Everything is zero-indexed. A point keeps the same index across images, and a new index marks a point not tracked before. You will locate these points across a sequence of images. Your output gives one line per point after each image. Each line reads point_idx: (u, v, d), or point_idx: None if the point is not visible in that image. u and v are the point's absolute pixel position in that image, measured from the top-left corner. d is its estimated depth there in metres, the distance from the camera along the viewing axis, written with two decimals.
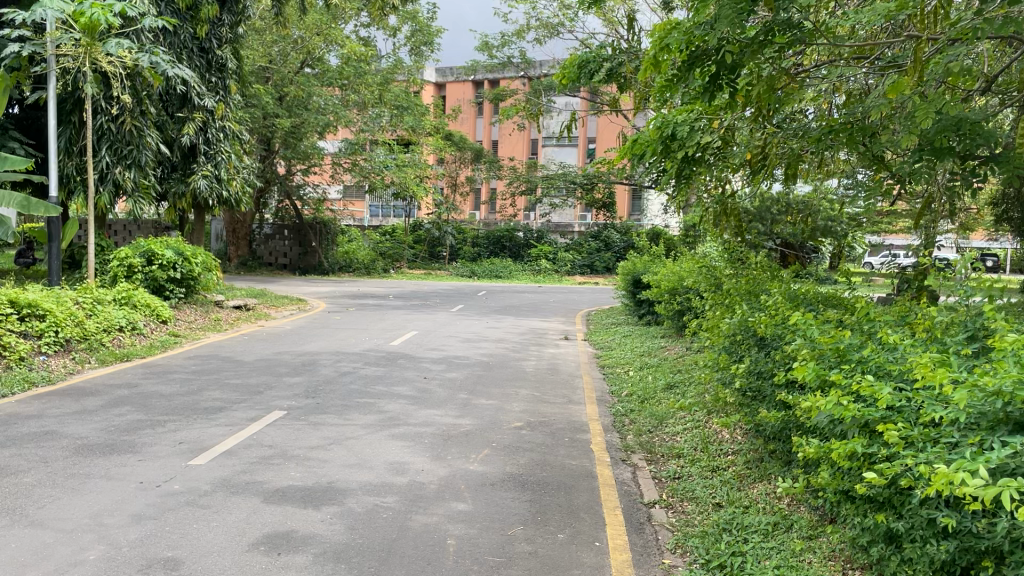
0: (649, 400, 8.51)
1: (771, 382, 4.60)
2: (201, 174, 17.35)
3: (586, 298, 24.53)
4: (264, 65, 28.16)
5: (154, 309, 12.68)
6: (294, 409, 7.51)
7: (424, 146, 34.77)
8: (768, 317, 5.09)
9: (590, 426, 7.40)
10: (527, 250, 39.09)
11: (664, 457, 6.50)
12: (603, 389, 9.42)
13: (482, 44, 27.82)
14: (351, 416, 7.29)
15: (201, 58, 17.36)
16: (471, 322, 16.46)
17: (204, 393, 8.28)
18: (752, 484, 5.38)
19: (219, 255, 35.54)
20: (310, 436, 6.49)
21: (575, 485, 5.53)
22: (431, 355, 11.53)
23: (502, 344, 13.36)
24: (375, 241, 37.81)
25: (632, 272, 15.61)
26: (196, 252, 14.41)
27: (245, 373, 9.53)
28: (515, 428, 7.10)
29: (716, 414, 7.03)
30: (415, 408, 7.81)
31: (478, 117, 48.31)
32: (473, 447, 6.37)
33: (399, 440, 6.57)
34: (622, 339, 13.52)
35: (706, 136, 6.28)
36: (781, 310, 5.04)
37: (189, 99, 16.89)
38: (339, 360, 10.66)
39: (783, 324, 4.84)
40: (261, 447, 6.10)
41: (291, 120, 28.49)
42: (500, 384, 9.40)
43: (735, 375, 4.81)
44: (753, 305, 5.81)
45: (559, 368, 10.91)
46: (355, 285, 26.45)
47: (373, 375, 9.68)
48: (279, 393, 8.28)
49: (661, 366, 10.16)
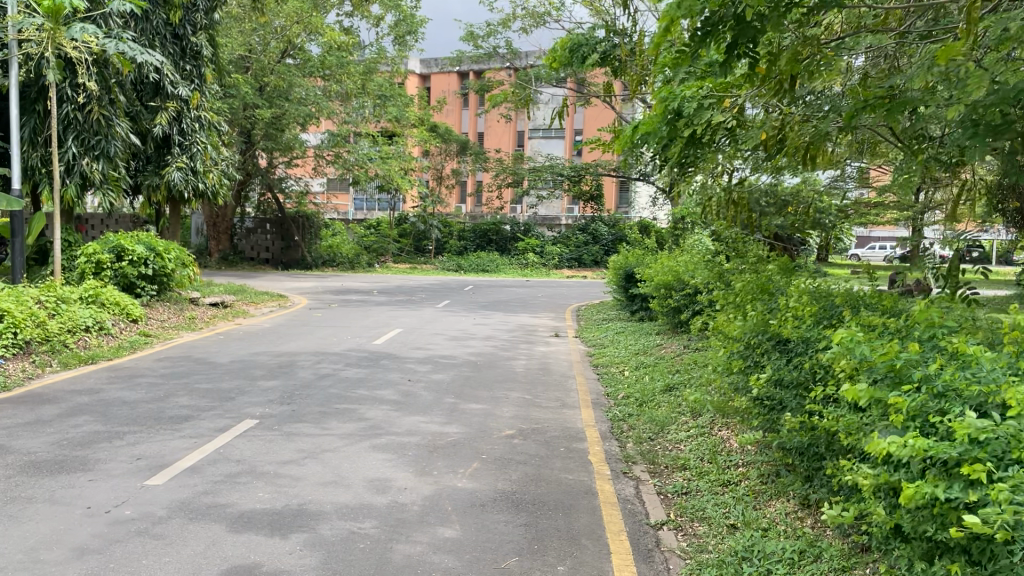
0: (649, 404, 8.01)
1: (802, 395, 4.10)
2: (176, 165, 16.68)
3: (575, 292, 24.08)
4: (244, 55, 27.36)
5: (124, 308, 12.08)
6: (267, 417, 6.94)
7: (408, 138, 34.14)
8: (792, 318, 4.60)
9: (586, 434, 6.89)
10: (514, 244, 38.55)
11: (668, 468, 6.01)
12: (598, 391, 8.90)
13: (467, 34, 27.20)
14: (329, 425, 6.73)
15: (174, 45, 16.70)
16: (457, 318, 15.91)
17: (171, 399, 7.70)
18: (769, 504, 4.90)
19: (199, 250, 34.80)
20: (283, 449, 5.93)
21: (574, 504, 5.01)
22: (417, 354, 10.98)
23: (491, 341, 12.83)
24: (359, 235, 37.12)
25: (624, 266, 15.10)
26: (170, 247, 13.79)
27: (218, 376, 8.95)
28: (506, 437, 6.57)
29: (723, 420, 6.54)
30: (398, 414, 7.26)
31: (463, 108, 47.70)
32: (462, 460, 5.84)
33: (381, 452, 6.02)
34: (615, 336, 13.01)
35: (717, 116, 5.78)
36: (807, 311, 4.53)
37: (163, 88, 16.25)
38: (318, 361, 10.08)
39: (812, 327, 4.33)
40: (227, 463, 5.55)
41: (272, 111, 27.83)
42: (490, 386, 8.86)
43: (756, 384, 4.32)
44: (769, 304, 5.32)
45: (551, 368, 10.39)
46: (337, 280, 25.86)
47: (354, 377, 9.12)
48: (252, 398, 7.71)
49: (659, 366, 9.65)
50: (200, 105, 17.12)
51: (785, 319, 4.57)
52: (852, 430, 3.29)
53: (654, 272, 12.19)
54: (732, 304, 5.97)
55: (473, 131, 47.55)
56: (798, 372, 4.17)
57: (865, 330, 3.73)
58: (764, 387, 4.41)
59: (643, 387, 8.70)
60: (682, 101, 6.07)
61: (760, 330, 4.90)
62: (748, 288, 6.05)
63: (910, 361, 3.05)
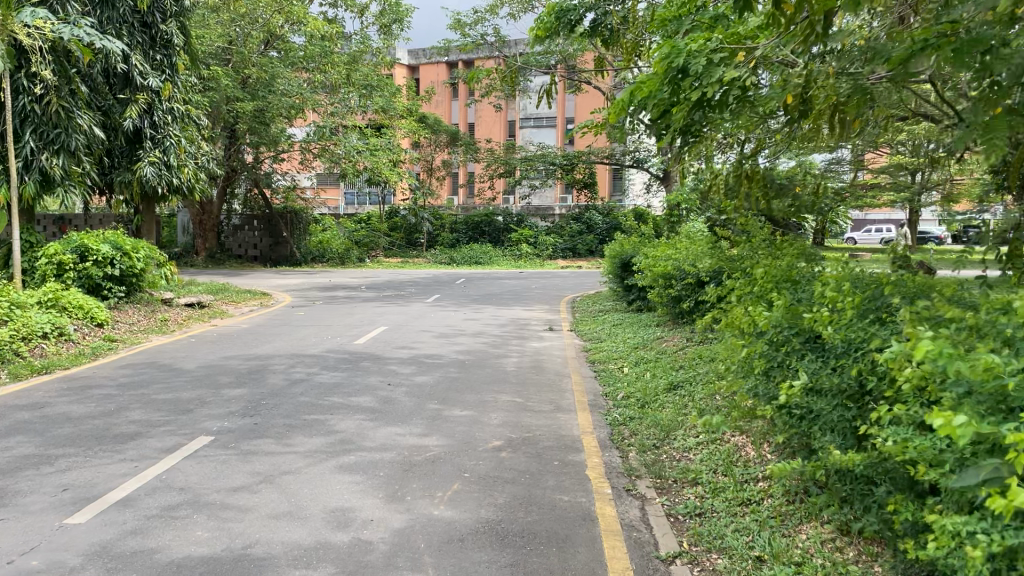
0: (651, 407, 7.25)
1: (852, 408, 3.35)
2: (147, 160, 15.86)
3: (569, 283, 23.37)
4: (222, 46, 26.50)
5: (88, 311, 11.32)
6: (225, 433, 6.18)
7: (397, 129, 33.36)
8: (828, 310, 3.86)
9: (583, 444, 6.13)
10: (507, 235, 37.78)
11: (677, 483, 5.26)
12: (595, 391, 8.16)
13: (455, 22, 26.36)
14: (293, 440, 5.98)
15: (143, 33, 15.80)
16: (447, 314, 15.14)
17: (121, 413, 6.93)
18: (799, 530, 4.14)
19: (185, 249, 33.98)
20: (235, 472, 5.17)
21: (569, 535, 4.26)
22: (401, 354, 10.22)
23: (480, 338, 12.07)
24: (349, 230, 36.26)
25: (620, 255, 14.37)
26: (138, 245, 12.98)
27: (180, 385, 8.19)
28: (493, 451, 5.81)
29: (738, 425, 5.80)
30: (374, 425, 6.50)
31: (454, 98, 46.84)
32: (440, 480, 5.08)
33: (348, 472, 5.26)
34: (611, 329, 12.27)
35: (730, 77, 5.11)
36: (850, 302, 3.78)
37: (132, 79, 15.45)
38: (293, 366, 9.32)
39: (856, 324, 3.59)
40: (168, 493, 4.79)
41: (255, 104, 27.00)
42: (477, 389, 8.09)
43: (789, 391, 3.57)
44: (799, 295, 4.57)
45: (545, 365, 9.67)
46: (325, 276, 25.09)
47: (331, 382, 8.37)
48: (212, 410, 6.95)
49: (662, 361, 8.90)
50: (172, 96, 16.31)
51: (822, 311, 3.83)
52: (937, 464, 2.56)
53: (651, 260, 11.45)
54: (749, 293, 5.22)
55: (464, 122, 46.75)
56: (841, 378, 3.44)
57: (936, 329, 2.99)
58: (798, 396, 3.67)
59: (648, 385, 7.95)
60: (689, 61, 5.43)
61: (789, 326, 4.16)
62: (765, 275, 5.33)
63: (1022, 381, 2.33)
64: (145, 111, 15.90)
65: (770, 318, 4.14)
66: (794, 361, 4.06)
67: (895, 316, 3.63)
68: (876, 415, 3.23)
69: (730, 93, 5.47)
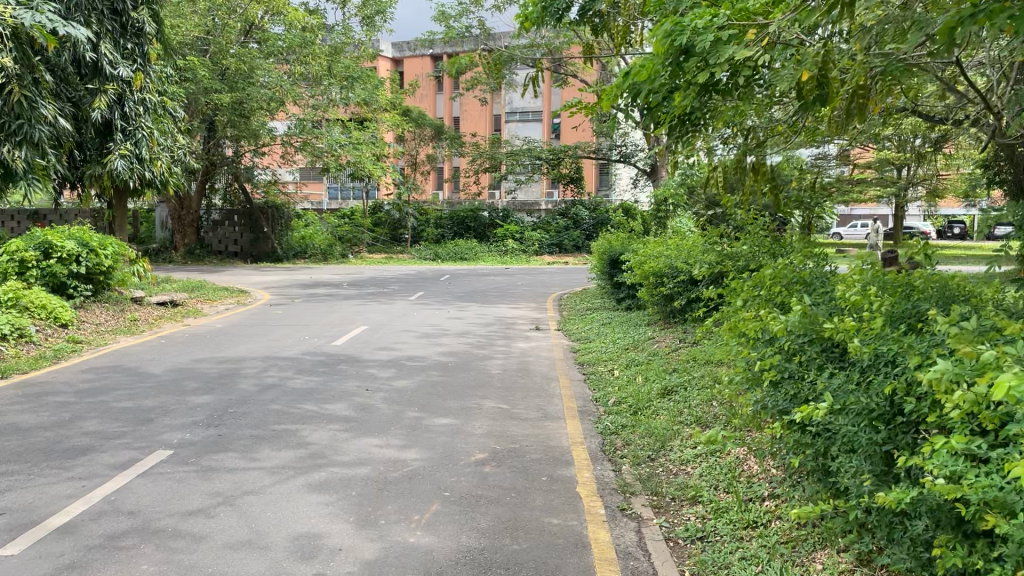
0: (644, 414, 6.83)
1: (887, 431, 2.93)
2: (119, 153, 15.29)
3: (556, 279, 22.92)
4: (198, 36, 25.92)
5: (51, 311, 10.78)
6: (186, 446, 5.71)
7: (381, 123, 32.80)
8: (853, 317, 3.45)
9: (574, 457, 5.71)
10: (493, 231, 37.29)
11: (676, 501, 4.85)
12: (585, 396, 7.74)
13: (439, 14, 25.83)
14: (260, 454, 5.51)
15: (113, 21, 15.24)
16: (430, 312, 14.67)
17: (77, 423, 6.43)
18: (814, 559, 3.71)
19: (163, 245, 33.24)
20: (192, 493, 4.71)
21: (561, 566, 3.84)
22: (381, 356, 9.74)
23: (465, 338, 11.62)
24: (332, 226, 35.61)
25: (609, 251, 13.98)
26: (106, 241, 12.42)
27: (145, 391, 7.69)
28: (477, 465, 5.37)
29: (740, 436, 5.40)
30: (348, 436, 6.04)
31: (438, 92, 46.30)
32: (417, 501, 4.64)
33: (318, 491, 4.81)
34: (600, 328, 11.85)
35: (741, 53, 4.96)
36: (880, 310, 3.38)
37: (102, 69, 14.89)
38: (267, 370, 8.83)
39: (888, 334, 3.19)
40: (115, 518, 4.33)
41: (234, 96, 26.28)
42: (460, 395, 7.64)
43: (811, 411, 3.16)
44: (815, 300, 4.18)
45: (532, 368, 9.24)
46: (307, 273, 24.53)
47: (305, 388, 7.89)
48: (174, 420, 6.46)
49: (655, 363, 8.48)
50: (144, 85, 15.77)
51: (846, 318, 3.43)
52: (1007, 507, 2.16)
53: (642, 257, 11.05)
54: (754, 295, 4.82)
55: (449, 116, 46.11)
56: (871, 397, 3.03)
57: (991, 344, 2.59)
58: (820, 414, 3.25)
59: (640, 390, 7.53)
60: (695, 38, 5.34)
61: (805, 334, 3.77)
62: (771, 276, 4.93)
63: None
64: (115, 102, 15.34)
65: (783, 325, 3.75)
66: (811, 373, 3.65)
67: (932, 326, 3.23)
68: (919, 443, 2.81)
69: (740, 71, 5.25)
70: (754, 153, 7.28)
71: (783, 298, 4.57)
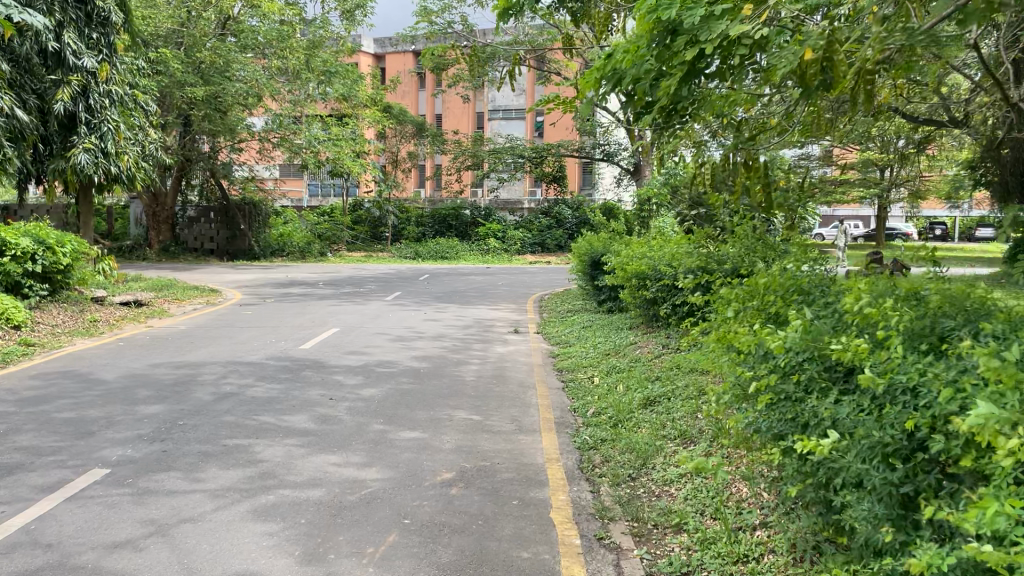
0: (625, 426, 6.41)
1: (908, 472, 2.54)
2: (82, 147, 14.65)
3: (538, 280, 22.49)
4: (173, 29, 25.35)
5: (3, 312, 10.19)
6: (125, 464, 5.22)
7: (361, 119, 32.24)
8: (864, 334, 3.06)
9: (549, 476, 5.28)
10: (474, 229, 36.79)
11: (659, 528, 4.44)
12: (563, 406, 7.31)
13: (421, 9, 25.25)
14: (205, 475, 5.04)
15: (77, 9, 14.61)
16: (406, 314, 14.20)
17: (10, 437, 5.92)
18: None
19: (137, 241, 32.53)
20: (121, 522, 4.23)
21: None
22: (349, 362, 9.28)
23: (440, 342, 11.17)
24: (312, 224, 34.95)
25: (590, 252, 13.55)
26: (64, 238, 11.85)
27: (92, 400, 7.17)
28: (442, 487, 4.92)
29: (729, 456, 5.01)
30: (304, 453, 5.58)
31: (420, 89, 45.77)
32: (373, 530, 4.19)
33: (264, 518, 4.35)
34: (581, 331, 11.45)
35: (735, 29, 4.49)
36: (894, 328, 2.98)
37: (66, 59, 14.29)
38: (227, 376, 8.34)
39: (907, 357, 2.79)
40: (30, 552, 3.85)
41: (209, 90, 25.59)
42: (429, 405, 7.18)
43: (816, 447, 2.76)
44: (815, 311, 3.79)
45: (508, 374, 8.81)
46: (283, 271, 23.94)
47: (265, 398, 7.42)
48: (118, 434, 5.97)
49: (638, 370, 8.08)
50: (111, 77, 15.18)
51: (854, 338, 3.03)
52: None
53: (622, 258, 10.67)
54: (746, 303, 4.42)
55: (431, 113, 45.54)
56: (888, 430, 2.63)
57: None
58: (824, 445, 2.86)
59: (623, 399, 7.13)
60: (683, 13, 4.87)
61: (806, 351, 3.35)
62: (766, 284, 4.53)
63: None
64: (79, 94, 14.72)
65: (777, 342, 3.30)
66: (813, 397, 3.25)
67: (955, 349, 2.85)
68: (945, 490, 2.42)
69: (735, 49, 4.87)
70: (744, 147, 6.82)
71: (777, 310, 4.16)
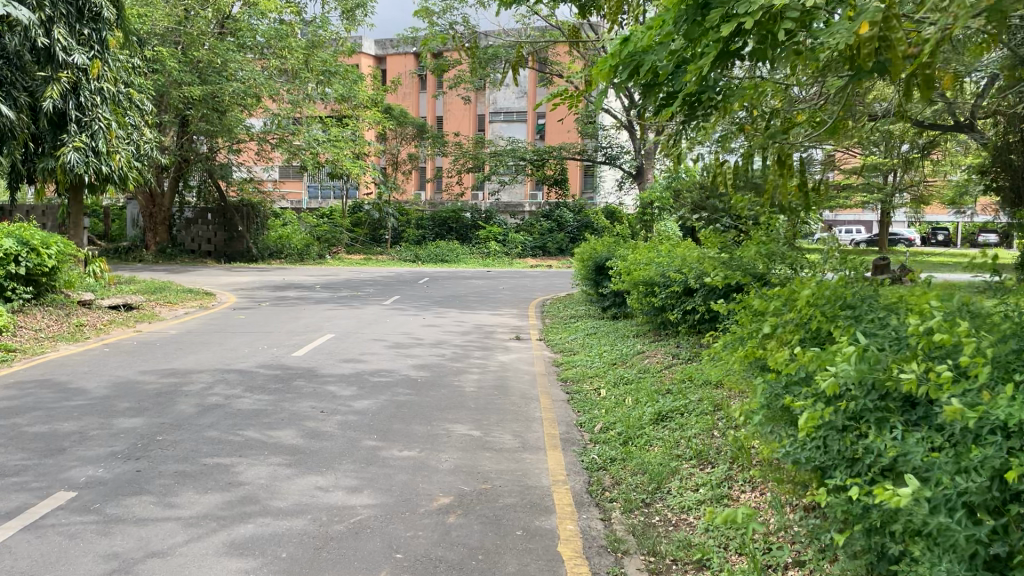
0: (636, 444, 5.98)
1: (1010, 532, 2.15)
2: (71, 145, 14.20)
3: (539, 284, 22.06)
4: (169, 27, 25.01)
5: None
6: (94, 486, 4.80)
7: (362, 121, 31.81)
8: (944, 361, 2.65)
9: (556, 501, 4.84)
10: (475, 232, 36.38)
11: (680, 563, 4.01)
12: (568, 420, 6.87)
13: (422, 9, 24.87)
14: (180, 499, 4.62)
15: (67, 4, 14.17)
16: (404, 319, 13.79)
17: None
18: None
19: (134, 243, 32.16)
20: (82, 557, 3.81)
21: None
22: (344, 371, 8.85)
23: (439, 349, 10.75)
24: (311, 226, 34.50)
25: (595, 257, 13.11)
26: (50, 239, 11.45)
27: (69, 412, 6.76)
28: (440, 515, 4.50)
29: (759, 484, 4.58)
30: (290, 474, 5.15)
31: (421, 91, 45.38)
32: (362, 567, 3.77)
33: (242, 550, 3.93)
34: (585, 339, 11.02)
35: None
36: (979, 354, 2.58)
37: (56, 55, 13.86)
38: (215, 386, 7.93)
39: (999, 392, 2.40)
40: None
41: (206, 89, 25.19)
42: (427, 418, 6.76)
43: (890, 495, 2.36)
44: (864, 327, 3.37)
45: (510, 385, 8.38)
46: (280, 274, 23.55)
47: (252, 411, 7.00)
48: (91, 450, 5.56)
49: (647, 382, 7.66)
50: (102, 74, 14.76)
51: (927, 366, 2.61)
52: None
53: (629, 263, 10.24)
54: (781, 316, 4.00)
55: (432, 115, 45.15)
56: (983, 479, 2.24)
57: None
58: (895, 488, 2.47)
59: (632, 413, 6.70)
60: None
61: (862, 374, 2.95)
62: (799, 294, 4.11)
63: None
64: (70, 91, 14.29)
65: (828, 367, 2.87)
66: (868, 430, 2.83)
67: None
68: None
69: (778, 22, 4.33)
70: (774, 143, 6.35)
71: (819, 323, 3.75)
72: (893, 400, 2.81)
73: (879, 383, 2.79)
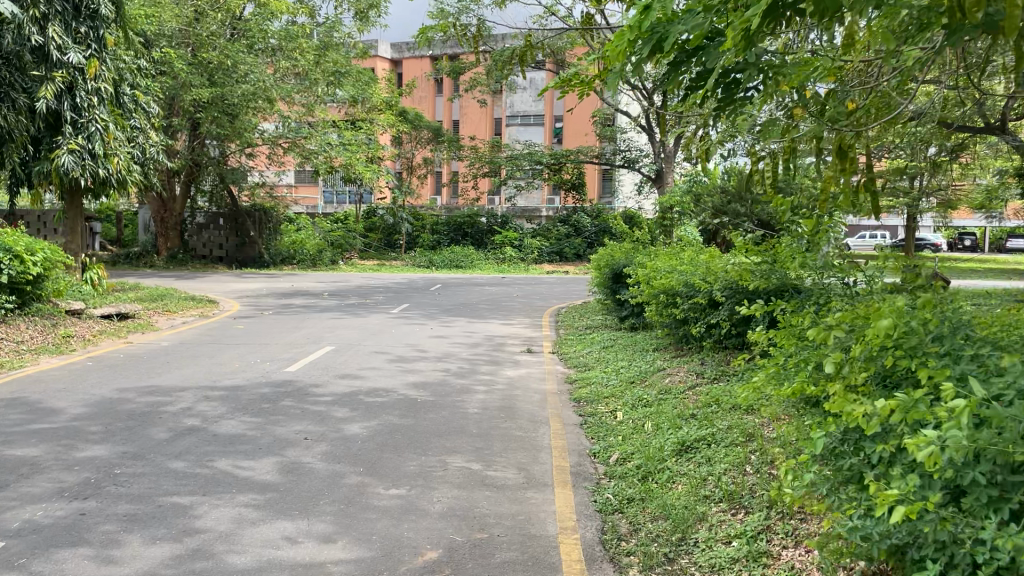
0: (658, 480, 5.25)
1: None
2: (66, 147, 13.69)
3: (555, 291, 21.30)
4: (179, 28, 24.56)
5: None
6: (25, 536, 4.16)
7: (376, 124, 31.31)
8: None
9: (565, 555, 4.15)
10: (491, 237, 35.65)
11: None
12: (579, 450, 6.12)
13: (436, 10, 24.25)
14: (120, 552, 3.97)
15: (64, 2, 13.67)
16: (411, 329, 13.11)
17: None
18: None
19: (145, 248, 31.80)
20: None
21: None
22: (338, 389, 8.17)
23: (444, 363, 10.05)
24: (325, 231, 33.88)
25: (611, 264, 12.36)
26: (35, 246, 10.92)
27: (28, 437, 6.14)
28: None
29: (808, 539, 3.92)
30: (255, 519, 4.48)
31: (437, 94, 44.83)
32: None
33: None
34: (601, 353, 10.31)
35: None
36: None
37: (50, 54, 13.37)
38: (196, 403, 7.29)
39: None
40: None
41: (213, 91, 24.66)
42: (422, 448, 6.05)
43: None
44: (959, 369, 2.78)
45: (518, 406, 7.69)
46: (289, 281, 23.02)
47: (232, 435, 6.34)
48: (37, 486, 4.93)
49: (669, 405, 6.96)
50: (100, 74, 14.22)
51: None
52: None
53: (648, 271, 9.53)
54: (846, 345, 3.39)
55: (448, 119, 44.52)
56: None
57: None
58: None
59: (653, 442, 6.00)
60: None
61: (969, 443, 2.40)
62: (865, 319, 3.50)
63: None
64: (64, 91, 13.83)
65: (924, 435, 2.30)
66: (983, 517, 2.32)
67: None
68: None
69: None
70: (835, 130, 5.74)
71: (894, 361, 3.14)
72: (1011, 479, 2.28)
73: (1004, 456, 2.23)
